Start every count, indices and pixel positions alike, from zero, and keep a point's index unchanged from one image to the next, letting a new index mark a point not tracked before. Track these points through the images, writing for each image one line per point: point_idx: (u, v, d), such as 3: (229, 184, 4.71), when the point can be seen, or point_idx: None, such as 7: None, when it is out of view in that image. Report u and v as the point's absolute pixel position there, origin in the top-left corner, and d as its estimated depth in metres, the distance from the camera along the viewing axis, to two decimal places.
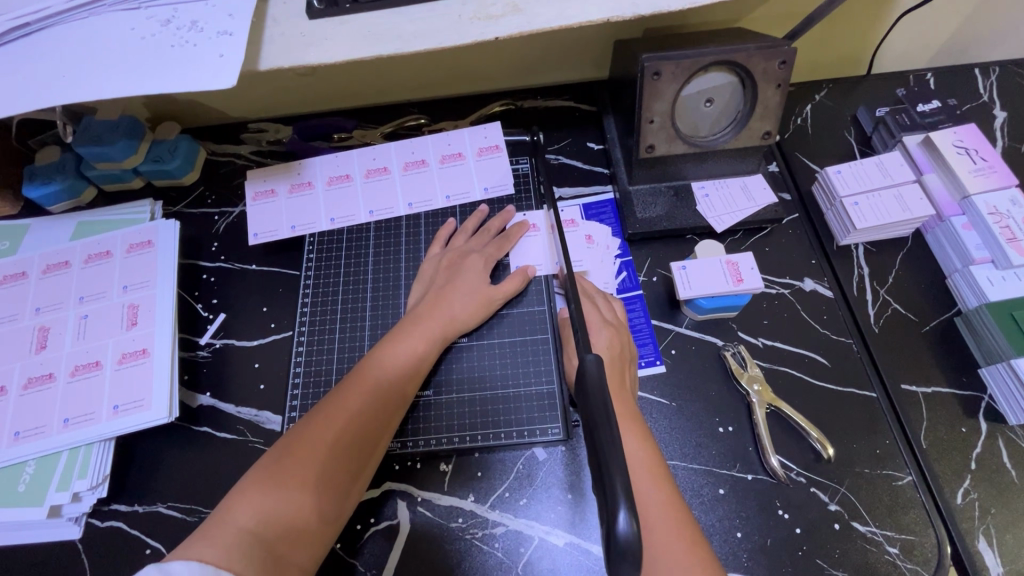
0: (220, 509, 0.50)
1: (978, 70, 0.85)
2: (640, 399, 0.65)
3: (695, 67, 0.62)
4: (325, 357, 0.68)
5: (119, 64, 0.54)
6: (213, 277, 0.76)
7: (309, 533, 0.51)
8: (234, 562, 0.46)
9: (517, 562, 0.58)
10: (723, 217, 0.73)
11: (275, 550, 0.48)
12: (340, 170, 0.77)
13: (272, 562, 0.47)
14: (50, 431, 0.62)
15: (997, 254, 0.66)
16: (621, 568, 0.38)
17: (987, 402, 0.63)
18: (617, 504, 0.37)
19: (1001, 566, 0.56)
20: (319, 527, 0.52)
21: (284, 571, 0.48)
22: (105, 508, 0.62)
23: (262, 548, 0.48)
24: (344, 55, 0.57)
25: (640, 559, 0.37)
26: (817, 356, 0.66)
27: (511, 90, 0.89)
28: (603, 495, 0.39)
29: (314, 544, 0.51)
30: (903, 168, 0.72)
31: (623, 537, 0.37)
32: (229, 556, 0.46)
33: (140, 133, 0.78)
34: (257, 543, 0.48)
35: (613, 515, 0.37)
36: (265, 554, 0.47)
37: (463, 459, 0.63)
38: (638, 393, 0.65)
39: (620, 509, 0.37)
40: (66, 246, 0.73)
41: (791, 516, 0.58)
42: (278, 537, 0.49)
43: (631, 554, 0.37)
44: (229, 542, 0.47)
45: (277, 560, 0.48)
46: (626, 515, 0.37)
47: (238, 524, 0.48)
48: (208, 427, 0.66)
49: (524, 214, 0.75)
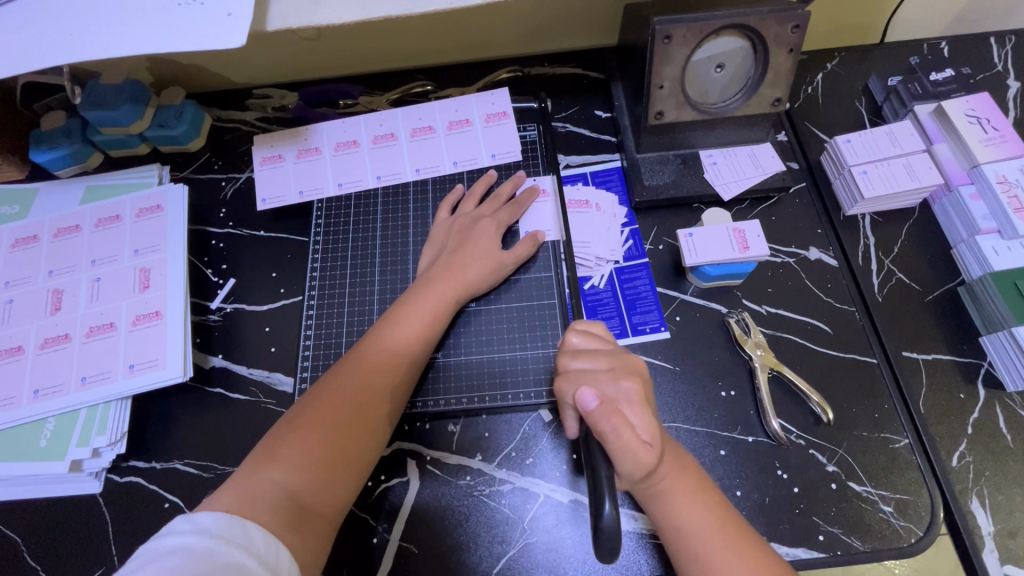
0: (243, 467, 0.52)
1: (994, 39, 0.84)
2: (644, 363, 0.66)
3: (706, 31, 0.62)
4: (336, 321, 0.69)
5: (126, 23, 0.53)
6: (222, 243, 0.76)
7: (330, 489, 0.53)
8: (257, 512, 0.48)
9: (523, 517, 0.60)
10: (730, 185, 0.73)
11: (297, 501, 0.50)
12: (347, 136, 0.77)
13: (297, 514, 0.50)
14: (68, 390, 0.63)
15: (1004, 223, 0.66)
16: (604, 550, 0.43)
17: (986, 368, 0.64)
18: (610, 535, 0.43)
19: (991, 525, 0.58)
20: (339, 481, 0.54)
21: (309, 523, 0.50)
22: (124, 464, 0.64)
23: (284, 499, 0.50)
24: (352, 16, 0.56)
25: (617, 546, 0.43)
26: (819, 324, 0.67)
27: (518, 57, 0.88)
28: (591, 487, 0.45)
29: (336, 499, 0.53)
30: (913, 137, 0.72)
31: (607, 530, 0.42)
32: (253, 507, 0.48)
33: (146, 97, 0.78)
34: (279, 495, 0.50)
35: (600, 505, 0.43)
36: (287, 504, 0.50)
37: (470, 420, 0.65)
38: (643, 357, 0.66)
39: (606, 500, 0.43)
40: (76, 209, 0.73)
41: (790, 476, 0.60)
42: (299, 491, 0.51)
43: (614, 541, 0.42)
44: (251, 493, 0.49)
45: (299, 510, 0.50)
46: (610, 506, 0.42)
47: (261, 479, 0.51)
48: (221, 388, 0.68)
49: (532, 180, 0.75)
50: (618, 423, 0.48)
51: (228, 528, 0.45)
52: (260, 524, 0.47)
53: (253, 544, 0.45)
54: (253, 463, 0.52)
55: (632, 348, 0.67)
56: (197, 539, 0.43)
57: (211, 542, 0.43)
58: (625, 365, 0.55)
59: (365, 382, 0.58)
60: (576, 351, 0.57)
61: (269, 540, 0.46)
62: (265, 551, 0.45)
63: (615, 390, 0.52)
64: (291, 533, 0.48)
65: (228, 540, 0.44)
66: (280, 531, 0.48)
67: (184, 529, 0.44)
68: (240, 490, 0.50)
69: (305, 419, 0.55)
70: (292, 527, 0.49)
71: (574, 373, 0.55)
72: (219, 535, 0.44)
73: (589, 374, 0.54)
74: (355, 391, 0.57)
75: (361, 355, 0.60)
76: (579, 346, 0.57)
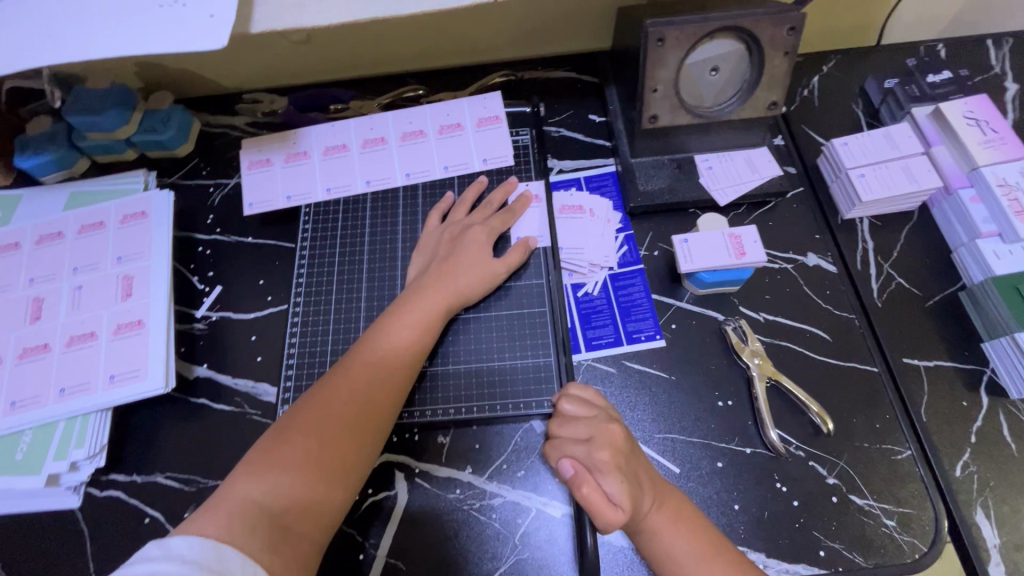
0: (226, 484, 0.51)
1: (991, 41, 0.83)
2: (638, 372, 0.65)
3: (700, 33, 0.61)
4: (322, 329, 0.68)
5: (106, 24, 0.52)
6: (209, 250, 0.75)
7: (315, 506, 0.51)
8: (236, 532, 0.47)
9: (514, 533, 0.58)
10: (726, 190, 0.71)
11: (278, 521, 0.49)
12: (336, 140, 0.76)
13: (277, 533, 0.48)
14: (47, 401, 0.61)
15: (1005, 227, 0.65)
16: None
17: (989, 375, 0.62)
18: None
19: (997, 538, 0.56)
20: (325, 498, 0.52)
21: (291, 543, 0.49)
22: (104, 478, 0.62)
23: (265, 519, 0.48)
24: (338, 17, 0.55)
25: None
26: (818, 331, 0.65)
27: (511, 61, 0.87)
28: None
29: (321, 517, 0.52)
30: (912, 140, 0.71)
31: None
32: (231, 527, 0.47)
33: (132, 102, 0.77)
34: (259, 515, 0.48)
35: None
36: (268, 524, 0.48)
37: (460, 431, 0.63)
38: (637, 366, 0.65)
39: None
40: (59, 216, 0.72)
41: (789, 489, 0.58)
42: (281, 511, 0.49)
43: None
44: (231, 513, 0.48)
45: (280, 531, 0.48)
46: None
47: (242, 497, 0.49)
48: (206, 398, 0.66)
49: (523, 185, 0.74)
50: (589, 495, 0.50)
51: (203, 553, 0.43)
52: (237, 546, 0.45)
53: (229, 569, 0.43)
54: (236, 480, 0.51)
55: (626, 356, 0.66)
56: (170, 565, 0.41)
57: (183, 568, 0.42)
58: (604, 434, 0.55)
59: (353, 395, 0.56)
60: (560, 418, 0.57)
61: (246, 561, 0.45)
62: None
63: (589, 460, 0.53)
64: (270, 554, 0.47)
65: (202, 565, 0.42)
66: (258, 552, 0.46)
67: (156, 555, 0.42)
68: (220, 510, 0.48)
69: (289, 437, 0.53)
70: (272, 547, 0.47)
71: (555, 441, 0.56)
72: (193, 560, 0.42)
73: (569, 442, 0.55)
74: (342, 404, 0.56)
75: (350, 367, 0.58)
76: (568, 415, 0.57)
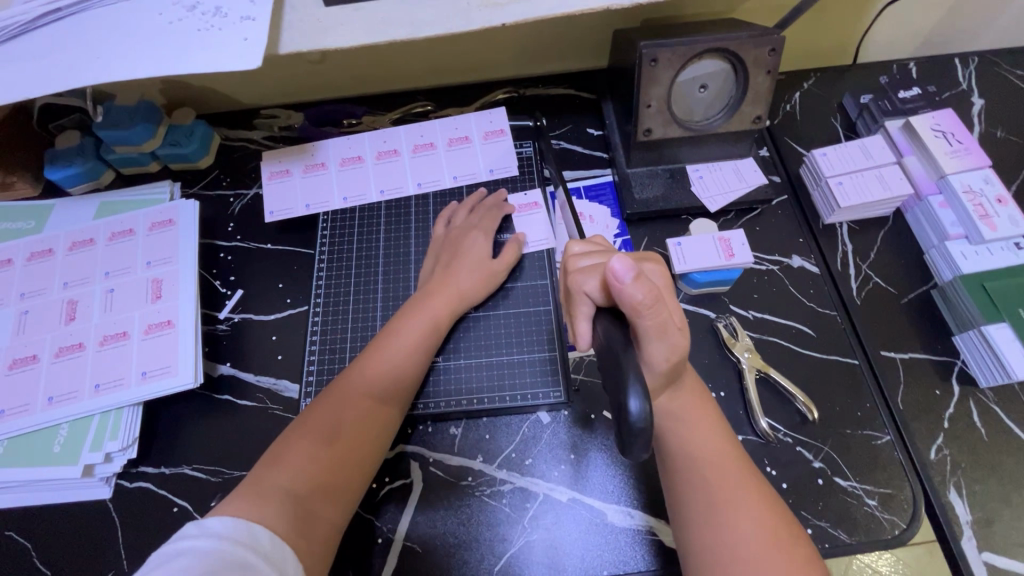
0: (254, 473, 0.54)
1: (958, 60, 0.89)
2: None
3: (690, 54, 0.66)
4: (341, 329, 0.72)
5: (150, 47, 0.57)
6: (230, 256, 0.79)
7: (335, 493, 0.55)
8: (264, 512, 0.50)
9: (524, 516, 0.62)
10: (716, 197, 0.77)
11: (302, 504, 0.52)
12: (351, 152, 0.80)
13: (303, 517, 0.52)
14: (82, 396, 0.65)
15: (971, 229, 0.70)
16: (634, 449, 0.41)
17: (960, 366, 0.67)
18: (628, 389, 0.41)
19: (970, 515, 0.61)
20: (343, 486, 0.56)
21: (315, 527, 0.52)
22: (134, 470, 0.66)
23: (290, 502, 0.52)
24: (359, 41, 0.61)
25: (651, 438, 0.41)
26: (803, 327, 0.70)
27: (514, 79, 0.92)
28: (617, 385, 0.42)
29: (340, 502, 0.55)
30: (885, 151, 0.77)
31: (636, 418, 0.40)
32: (261, 509, 0.50)
33: (157, 118, 0.82)
34: (286, 500, 0.52)
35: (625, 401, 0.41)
36: (295, 508, 0.52)
37: (471, 423, 0.68)
38: None
39: (632, 396, 0.41)
40: (90, 224, 0.76)
41: (778, 472, 0.63)
42: (304, 494, 0.53)
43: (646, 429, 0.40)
44: (258, 496, 0.51)
45: (304, 514, 0.52)
46: (638, 401, 0.40)
47: (271, 483, 0.53)
48: (229, 395, 0.70)
49: (523, 193, 0.79)
50: (647, 296, 0.45)
51: (236, 531, 0.47)
52: (267, 526, 0.49)
53: (259, 544, 0.47)
54: (263, 469, 0.54)
55: None
56: (207, 541, 0.45)
57: (219, 543, 0.45)
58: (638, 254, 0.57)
59: (369, 390, 0.61)
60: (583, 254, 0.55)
61: (275, 539, 0.48)
62: (271, 551, 0.47)
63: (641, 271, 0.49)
64: (296, 533, 0.50)
65: (237, 541, 0.46)
66: (286, 531, 0.50)
67: (194, 533, 0.46)
68: (247, 492, 0.52)
69: (310, 427, 0.57)
70: (299, 530, 0.51)
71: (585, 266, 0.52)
72: (228, 536, 0.46)
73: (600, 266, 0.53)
74: (359, 398, 0.60)
75: (363, 364, 0.63)
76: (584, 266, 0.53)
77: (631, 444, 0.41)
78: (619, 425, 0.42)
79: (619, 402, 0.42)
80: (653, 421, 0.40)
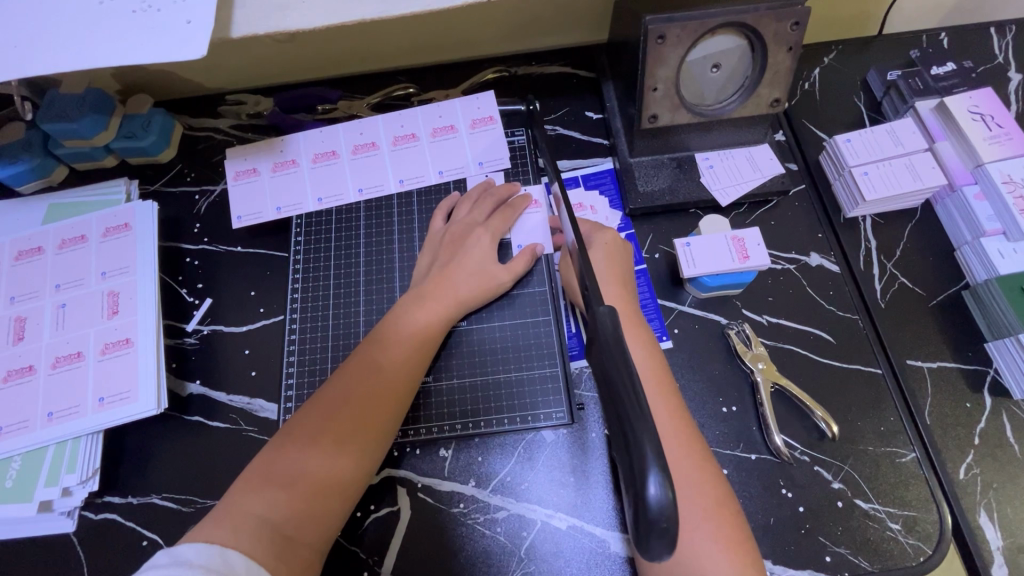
0: (230, 496, 0.50)
1: (994, 29, 0.81)
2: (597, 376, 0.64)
3: (702, 30, 0.58)
4: (320, 346, 0.66)
5: (76, 32, 0.49)
6: (197, 261, 0.72)
7: (318, 509, 0.51)
8: (240, 542, 0.46)
9: (520, 545, 0.58)
10: (728, 189, 0.70)
11: (280, 531, 0.48)
12: (325, 146, 0.73)
13: (280, 543, 0.48)
14: (35, 426, 0.60)
15: (1009, 225, 0.64)
16: (654, 541, 0.34)
17: (993, 376, 0.62)
18: (645, 469, 0.33)
19: (1000, 539, 0.57)
20: (324, 506, 0.51)
21: (295, 553, 0.48)
22: (98, 501, 0.61)
23: (265, 528, 0.48)
24: (323, 20, 0.52)
25: (674, 525, 0.33)
26: (822, 334, 0.65)
27: (504, 55, 0.84)
28: (629, 457, 0.35)
29: (324, 520, 0.51)
30: (916, 136, 0.69)
31: (654, 505, 0.33)
32: (238, 536, 0.47)
33: (110, 107, 0.73)
34: (262, 526, 0.48)
35: (642, 481, 0.33)
36: (269, 534, 0.48)
37: (463, 444, 0.62)
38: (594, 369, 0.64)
39: (651, 474, 0.33)
40: (39, 230, 0.69)
41: (794, 495, 0.58)
42: (282, 519, 0.49)
43: (671, 520, 0.33)
44: (235, 523, 0.48)
45: (282, 540, 0.48)
46: (658, 480, 0.33)
47: (247, 509, 0.49)
48: (200, 416, 0.64)
49: (486, 173, 0.73)
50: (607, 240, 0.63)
51: (209, 559, 0.44)
52: (242, 552, 0.46)
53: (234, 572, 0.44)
54: (240, 491, 0.50)
55: None
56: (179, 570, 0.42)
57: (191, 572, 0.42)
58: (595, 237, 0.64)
59: (355, 397, 0.55)
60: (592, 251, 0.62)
61: (252, 565, 0.45)
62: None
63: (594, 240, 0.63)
64: (274, 560, 0.46)
65: (208, 569, 0.43)
66: (263, 558, 0.46)
67: (165, 562, 0.42)
68: (224, 520, 0.48)
69: (290, 449, 0.52)
70: (276, 556, 0.47)
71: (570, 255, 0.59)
72: (198, 564, 0.43)
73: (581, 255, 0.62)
74: (345, 408, 0.55)
75: (351, 368, 0.58)
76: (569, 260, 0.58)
77: (652, 537, 0.34)
78: (634, 510, 0.35)
79: (633, 482, 0.34)
80: (677, 507, 0.33)
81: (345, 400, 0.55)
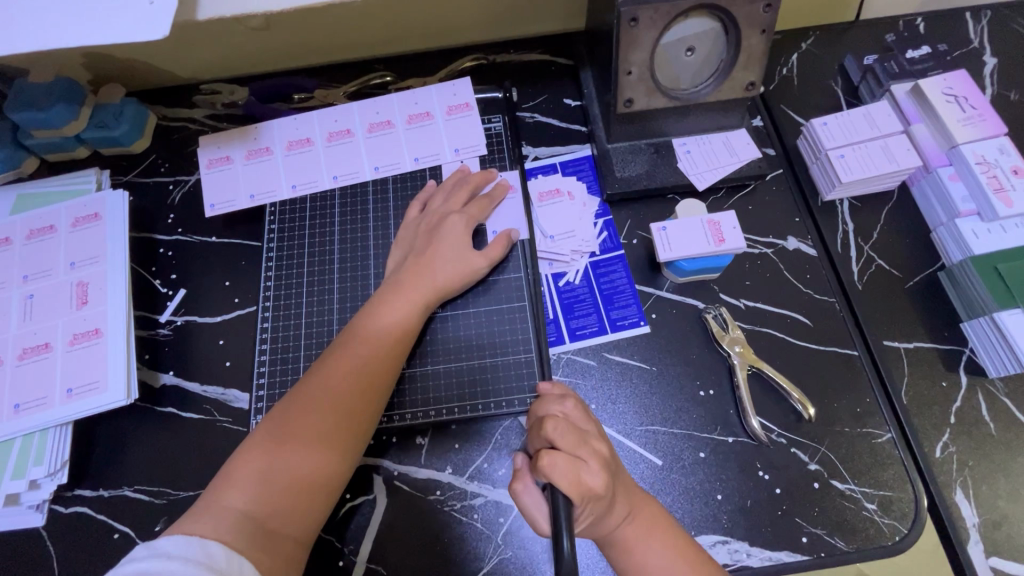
0: (210, 490, 0.50)
1: (969, 14, 0.81)
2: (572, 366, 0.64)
3: (675, 13, 0.58)
4: (294, 334, 0.65)
5: (35, 13, 0.48)
6: (171, 251, 0.71)
7: (299, 503, 0.51)
8: (219, 534, 0.46)
9: (497, 532, 0.57)
10: (705, 174, 0.70)
11: (261, 524, 0.48)
12: (300, 134, 0.72)
13: (262, 535, 0.48)
14: (1, 418, 0.59)
15: (983, 205, 0.64)
16: None
17: (968, 355, 0.62)
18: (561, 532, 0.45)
19: (976, 516, 0.57)
20: (306, 497, 0.51)
21: (277, 545, 0.48)
22: (69, 494, 0.60)
23: (248, 522, 0.48)
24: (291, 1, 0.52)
25: None
26: (800, 317, 0.65)
27: (483, 43, 0.83)
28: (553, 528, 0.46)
29: (306, 513, 0.51)
30: (891, 118, 0.69)
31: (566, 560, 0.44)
32: (219, 529, 0.47)
33: (80, 96, 0.72)
34: (242, 520, 0.48)
35: (559, 541, 0.45)
36: (251, 528, 0.48)
37: (441, 432, 0.62)
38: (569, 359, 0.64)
39: (564, 537, 0.45)
40: (6, 221, 0.68)
41: (771, 477, 0.58)
42: (264, 512, 0.49)
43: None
44: (216, 518, 0.48)
45: (264, 533, 0.48)
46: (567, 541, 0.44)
47: (227, 503, 0.49)
48: (173, 407, 0.63)
49: (460, 160, 0.72)
50: None
51: (189, 550, 0.43)
52: (222, 542, 0.45)
53: (214, 562, 0.44)
54: (219, 487, 0.50)
55: (607, 348, 0.64)
56: (157, 563, 0.42)
57: (170, 564, 0.42)
58: None
59: (333, 389, 0.55)
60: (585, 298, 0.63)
61: (231, 555, 0.45)
62: (226, 566, 0.44)
63: None
64: (258, 554, 0.46)
65: (189, 560, 0.42)
66: (244, 549, 0.46)
67: (143, 555, 0.42)
68: (201, 515, 0.48)
69: (268, 445, 0.52)
70: (258, 547, 0.47)
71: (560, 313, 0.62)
72: (177, 555, 0.42)
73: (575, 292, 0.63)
74: (321, 401, 0.54)
75: (327, 360, 0.57)
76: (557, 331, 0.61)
77: None
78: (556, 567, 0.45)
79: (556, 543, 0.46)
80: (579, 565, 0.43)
81: (322, 392, 0.54)
